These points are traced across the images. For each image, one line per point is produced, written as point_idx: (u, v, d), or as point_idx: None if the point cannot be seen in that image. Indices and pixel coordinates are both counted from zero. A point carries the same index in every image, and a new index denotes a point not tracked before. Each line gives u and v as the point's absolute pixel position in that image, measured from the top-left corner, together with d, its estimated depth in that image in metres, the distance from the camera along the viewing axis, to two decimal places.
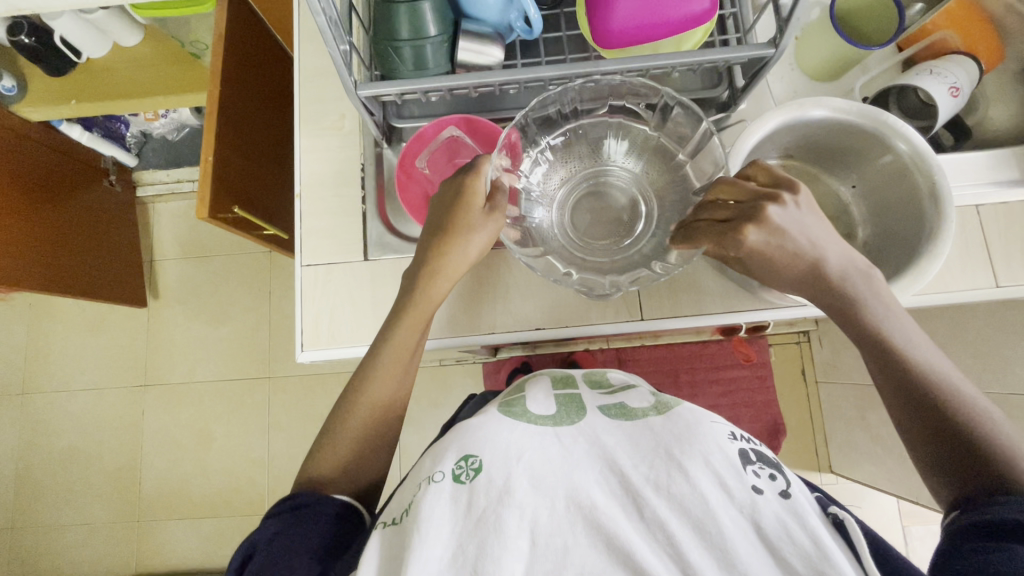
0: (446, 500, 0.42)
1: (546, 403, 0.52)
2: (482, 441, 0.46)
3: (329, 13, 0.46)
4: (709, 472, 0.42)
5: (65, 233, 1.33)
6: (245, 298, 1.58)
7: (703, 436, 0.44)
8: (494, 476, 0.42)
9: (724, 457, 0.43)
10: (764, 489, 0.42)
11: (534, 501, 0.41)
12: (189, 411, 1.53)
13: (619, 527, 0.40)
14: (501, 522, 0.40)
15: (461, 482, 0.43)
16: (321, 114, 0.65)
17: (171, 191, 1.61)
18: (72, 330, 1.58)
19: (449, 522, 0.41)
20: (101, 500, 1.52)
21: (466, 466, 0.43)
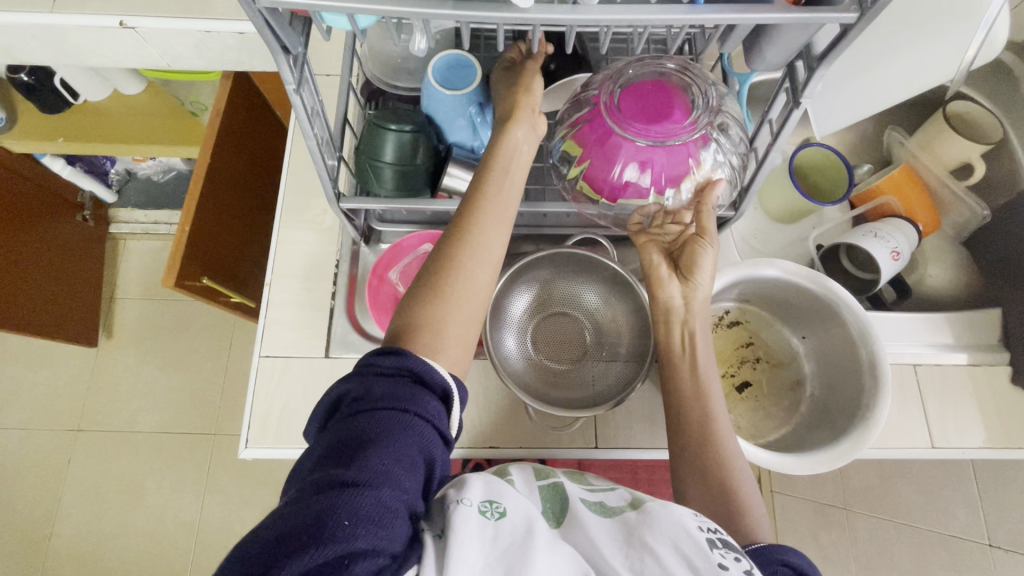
0: (474, 530, 0.36)
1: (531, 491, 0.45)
2: (495, 487, 0.41)
3: (320, 136, 0.48)
4: (677, 556, 0.38)
5: (26, 264, 1.29)
6: (203, 345, 1.53)
7: (665, 513, 0.41)
8: (519, 520, 0.38)
9: (691, 535, 0.39)
10: (729, 567, 0.37)
11: (552, 557, 0.36)
12: (122, 462, 1.43)
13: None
14: (530, 558, 0.35)
15: (487, 517, 0.37)
16: (304, 207, 0.66)
17: (145, 231, 1.59)
18: (11, 362, 1.50)
19: (480, 555, 0.35)
20: (2, 556, 1.37)
21: (492, 506, 0.38)
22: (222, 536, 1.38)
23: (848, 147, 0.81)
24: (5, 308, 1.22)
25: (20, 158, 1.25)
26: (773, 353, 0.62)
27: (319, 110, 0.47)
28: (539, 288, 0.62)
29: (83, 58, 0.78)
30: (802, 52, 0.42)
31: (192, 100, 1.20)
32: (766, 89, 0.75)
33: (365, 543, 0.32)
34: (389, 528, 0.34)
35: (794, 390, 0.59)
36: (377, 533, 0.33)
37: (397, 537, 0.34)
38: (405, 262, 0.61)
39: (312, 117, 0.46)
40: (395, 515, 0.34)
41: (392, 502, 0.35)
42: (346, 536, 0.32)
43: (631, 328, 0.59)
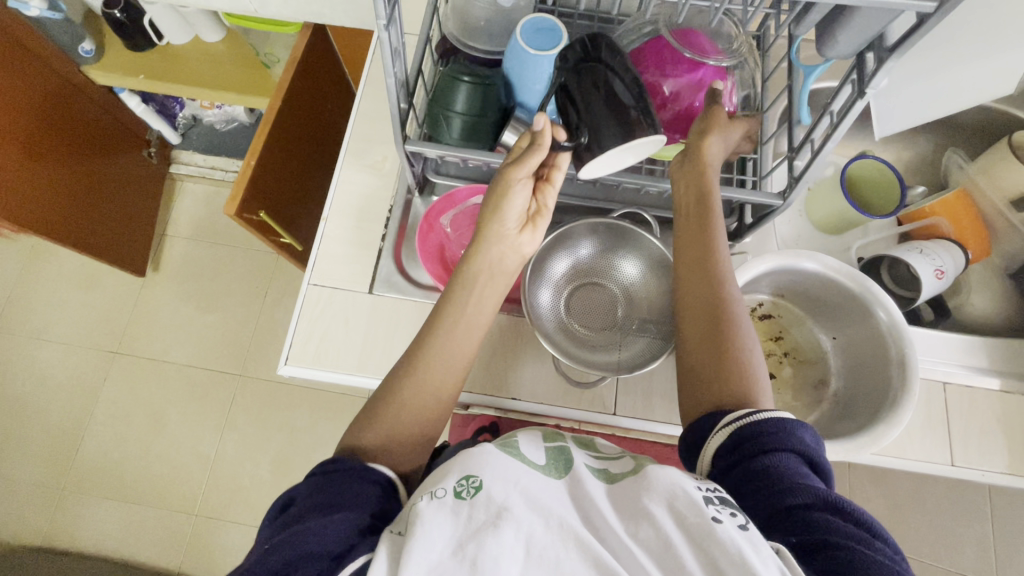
0: (445, 514, 0.37)
1: (535, 451, 0.46)
2: (479, 462, 0.41)
3: (399, 76, 0.51)
4: (669, 512, 0.37)
5: (91, 190, 1.37)
6: (242, 290, 1.60)
7: (658, 477, 0.40)
8: (497, 495, 0.38)
9: (685, 496, 0.39)
10: (721, 520, 0.37)
11: (531, 523, 0.36)
12: (152, 389, 1.51)
13: (595, 541, 0.36)
14: (501, 534, 0.35)
15: (462, 497, 0.38)
16: (367, 153, 0.69)
17: (202, 175, 1.66)
18: (64, 281, 1.59)
19: (448, 532, 0.36)
20: (35, 458, 1.46)
21: (467, 483, 0.39)
22: (235, 472, 1.44)
23: (905, 166, 0.81)
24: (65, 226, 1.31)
25: (100, 89, 1.33)
26: (801, 351, 0.62)
27: (402, 51, 0.50)
28: (580, 255, 0.64)
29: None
30: (874, 43, 0.43)
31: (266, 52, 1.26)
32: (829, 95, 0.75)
33: (302, 549, 0.37)
34: (328, 535, 0.38)
35: (817, 389, 0.60)
36: (314, 540, 0.38)
37: (337, 543, 0.38)
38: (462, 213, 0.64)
39: (395, 56, 0.49)
40: (340, 528, 0.39)
41: (341, 519, 0.39)
42: (289, 544, 0.38)
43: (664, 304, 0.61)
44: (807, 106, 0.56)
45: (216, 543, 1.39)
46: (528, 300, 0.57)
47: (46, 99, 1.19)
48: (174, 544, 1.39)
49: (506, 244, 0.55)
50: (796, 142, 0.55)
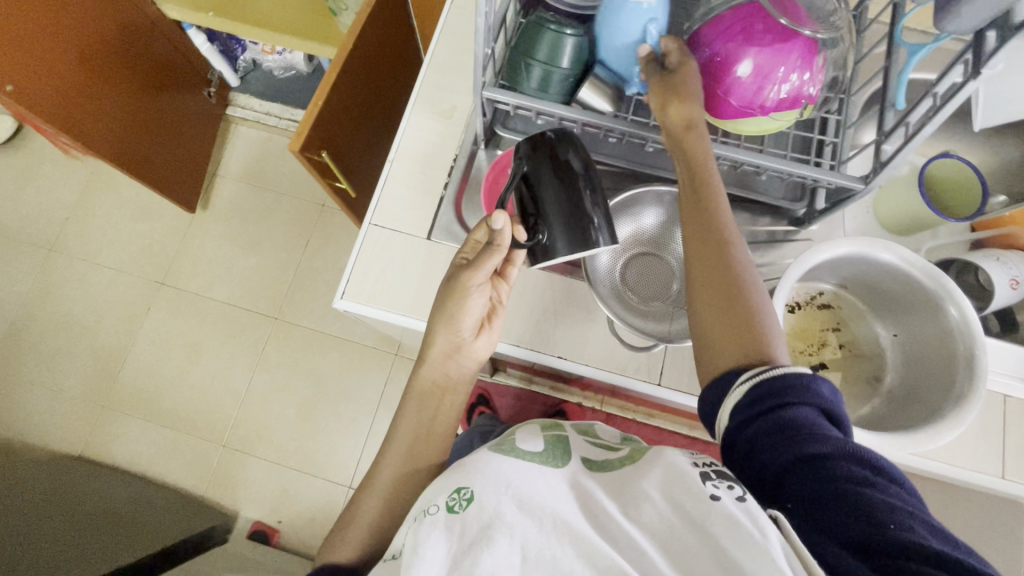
0: (440, 529, 0.41)
1: (534, 441, 0.50)
2: (473, 472, 0.44)
3: (488, 16, 0.50)
4: (665, 496, 0.38)
5: (153, 123, 1.40)
6: (284, 236, 1.63)
7: (654, 459, 0.41)
8: (485, 504, 0.41)
9: (680, 476, 0.39)
10: (721, 496, 0.37)
11: (525, 520, 0.39)
12: (192, 321, 1.56)
13: (587, 533, 0.37)
14: (488, 541, 0.38)
15: (453, 511, 0.42)
16: (436, 101, 0.69)
17: (256, 119, 1.68)
18: (118, 209, 1.65)
19: (443, 547, 0.40)
20: (80, 374, 1.54)
21: (458, 496, 0.43)
22: (264, 410, 1.49)
23: (988, 172, 0.77)
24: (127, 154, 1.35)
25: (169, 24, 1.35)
26: (857, 345, 0.61)
27: None
28: (643, 222, 0.63)
29: None
30: (999, 20, 0.40)
31: None
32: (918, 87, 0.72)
33: None
34: None
35: (871, 384, 0.59)
36: None
37: None
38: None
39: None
40: None
41: None
42: None
43: None
44: (906, 86, 0.52)
45: (240, 475, 1.45)
46: (587, 259, 0.57)
47: (119, 28, 1.21)
48: (202, 470, 1.45)
49: (462, 342, 0.59)
50: (886, 127, 0.53)
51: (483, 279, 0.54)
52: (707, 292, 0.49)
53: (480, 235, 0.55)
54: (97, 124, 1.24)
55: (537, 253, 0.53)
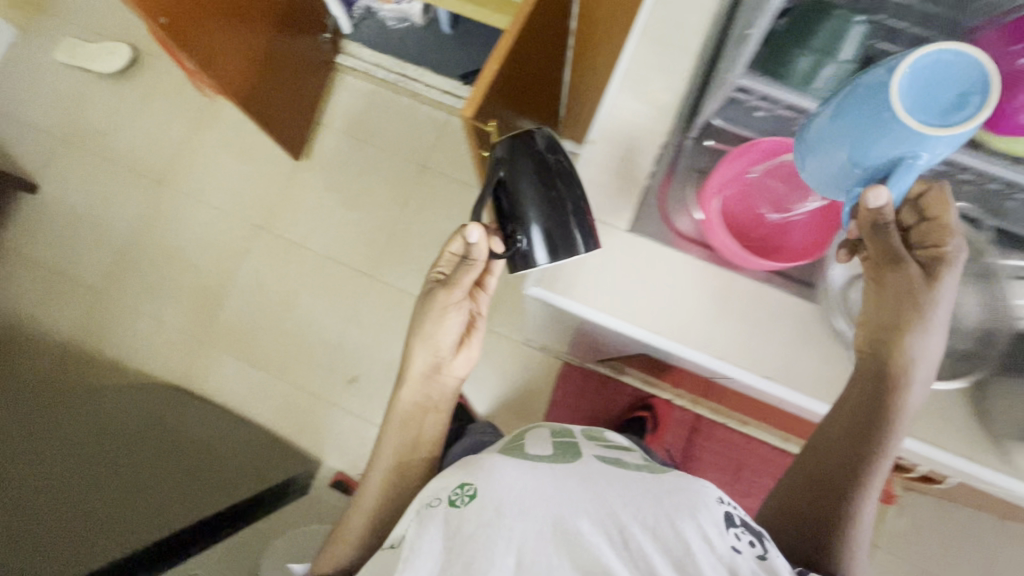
0: (441, 520, 0.52)
1: (543, 447, 0.62)
2: (483, 476, 0.54)
3: None
4: (696, 530, 0.48)
5: (277, 67, 1.38)
6: (384, 194, 1.62)
7: (691, 491, 0.52)
8: (485, 501, 0.51)
9: (710, 516, 0.50)
10: (742, 550, 0.48)
11: (523, 525, 0.48)
12: (289, 269, 1.59)
13: (589, 543, 0.47)
14: (492, 541, 0.47)
15: (456, 505, 0.53)
16: (644, 80, 0.64)
17: (366, 71, 1.64)
18: (224, 150, 1.66)
19: (439, 541, 0.51)
20: (180, 308, 1.58)
21: (462, 493, 0.53)
22: (354, 365, 1.52)
23: None
24: (252, 99, 1.34)
25: None
26: None
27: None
28: None
29: None
30: None
31: None
32: None
33: None
34: None
35: None
36: None
37: None
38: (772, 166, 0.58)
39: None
40: None
41: None
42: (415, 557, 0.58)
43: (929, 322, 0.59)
44: None
45: (324, 424, 1.49)
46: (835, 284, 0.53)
47: None
48: (292, 415, 1.50)
49: (443, 361, 0.78)
50: None
51: (458, 294, 0.73)
52: (818, 463, 0.60)
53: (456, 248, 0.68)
54: (233, 64, 1.22)
55: (517, 260, 0.59)
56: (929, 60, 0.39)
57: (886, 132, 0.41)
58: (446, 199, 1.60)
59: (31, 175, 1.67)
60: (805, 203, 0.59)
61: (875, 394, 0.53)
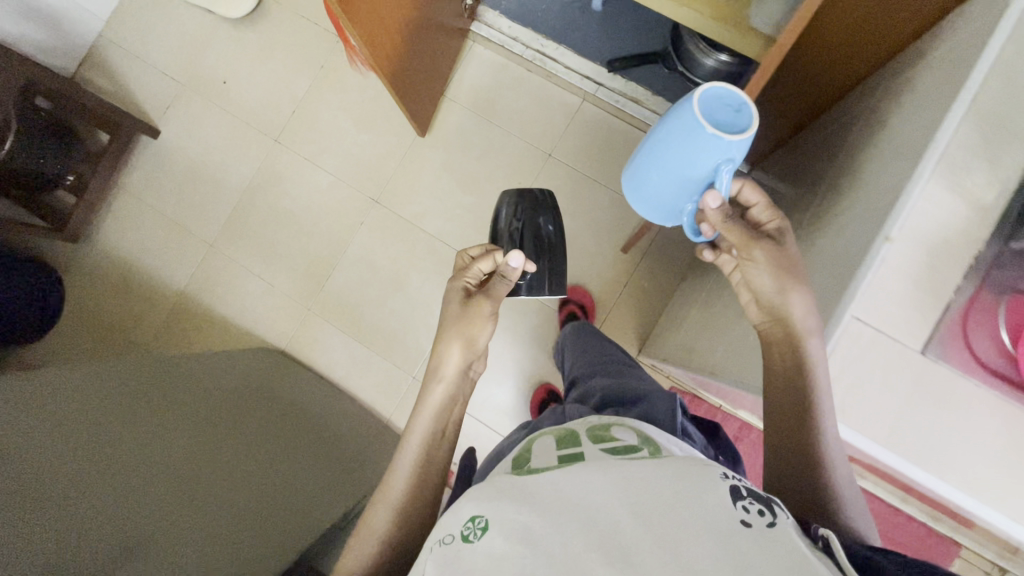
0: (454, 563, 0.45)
1: (546, 459, 0.60)
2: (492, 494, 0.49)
3: None
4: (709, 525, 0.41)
5: (420, 35, 1.28)
6: (504, 181, 1.54)
7: (697, 482, 0.45)
8: (489, 537, 0.45)
9: (716, 494, 0.43)
10: (752, 522, 0.42)
11: (528, 556, 0.42)
12: (400, 248, 1.55)
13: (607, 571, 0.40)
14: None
15: (468, 541, 0.46)
16: (961, 172, 0.57)
17: (501, 42, 1.52)
18: (344, 113, 1.60)
19: None
20: (289, 272, 1.57)
21: (473, 526, 0.47)
22: None
23: None
24: (395, 66, 1.22)
25: None
26: None
27: None
28: None
29: None
30: None
31: None
32: None
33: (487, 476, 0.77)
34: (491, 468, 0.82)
35: None
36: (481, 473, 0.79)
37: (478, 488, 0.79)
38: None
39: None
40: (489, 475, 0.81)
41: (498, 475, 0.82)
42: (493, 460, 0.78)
43: None
44: None
45: None
46: None
47: None
48: (392, 395, 1.50)
49: (474, 342, 0.72)
50: None
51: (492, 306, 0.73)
52: (785, 416, 0.62)
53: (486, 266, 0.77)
54: (388, 35, 1.13)
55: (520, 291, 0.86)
56: (707, 93, 0.59)
57: (691, 137, 0.59)
58: (569, 194, 1.51)
59: (151, 118, 1.66)
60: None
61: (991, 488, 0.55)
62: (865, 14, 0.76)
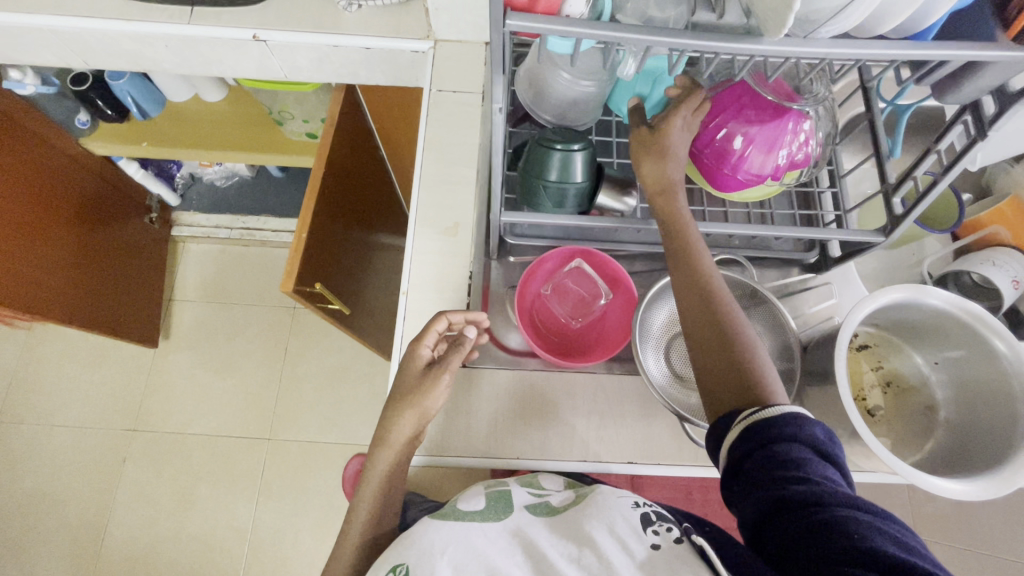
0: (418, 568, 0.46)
1: (475, 500, 0.52)
2: (601, 512, 0.46)
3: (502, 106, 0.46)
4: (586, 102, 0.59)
5: (95, 261, 1.32)
6: (261, 351, 1.54)
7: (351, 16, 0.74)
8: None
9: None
10: None
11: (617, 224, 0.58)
12: (176, 464, 1.43)
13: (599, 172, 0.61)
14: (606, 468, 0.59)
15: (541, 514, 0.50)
16: (438, 218, 0.68)
17: (205, 235, 1.62)
18: (68, 361, 1.51)
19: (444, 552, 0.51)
20: (58, 557, 1.36)
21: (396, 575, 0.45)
22: (275, 537, 1.37)
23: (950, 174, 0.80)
24: (56, 297, 1.20)
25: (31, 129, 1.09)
26: (903, 378, 0.62)
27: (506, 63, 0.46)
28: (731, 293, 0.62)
29: (189, 51, 0.78)
30: (972, 106, 0.45)
31: (279, 109, 1.12)
32: (921, 120, 0.70)
33: None
34: None
35: (927, 415, 0.59)
36: None
37: None
38: (735, 117, 0.55)
39: (495, 171, 0.51)
40: None
41: None
42: None
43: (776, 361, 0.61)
44: (901, 138, 0.55)
45: None
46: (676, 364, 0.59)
47: None
48: None
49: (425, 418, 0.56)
50: (891, 180, 0.55)
51: (118, 107, 1.16)
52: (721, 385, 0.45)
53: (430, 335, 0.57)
54: (39, 276, 1.15)
55: (142, 109, 1.16)
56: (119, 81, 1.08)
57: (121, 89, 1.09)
58: (327, 330, 1.56)
59: None
60: (773, 158, 0.56)
61: (582, 450, 0.59)
62: (358, 134, 0.96)
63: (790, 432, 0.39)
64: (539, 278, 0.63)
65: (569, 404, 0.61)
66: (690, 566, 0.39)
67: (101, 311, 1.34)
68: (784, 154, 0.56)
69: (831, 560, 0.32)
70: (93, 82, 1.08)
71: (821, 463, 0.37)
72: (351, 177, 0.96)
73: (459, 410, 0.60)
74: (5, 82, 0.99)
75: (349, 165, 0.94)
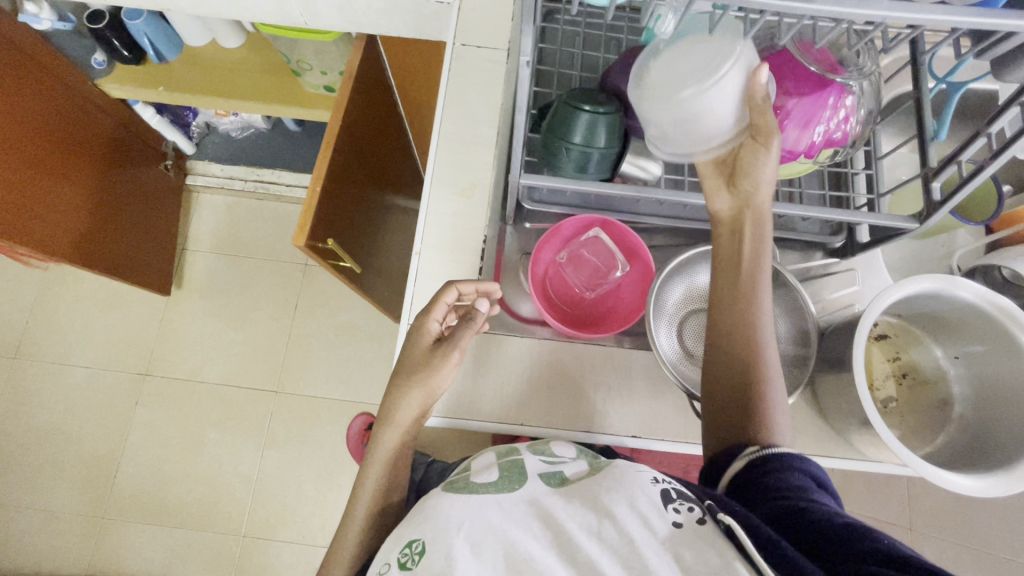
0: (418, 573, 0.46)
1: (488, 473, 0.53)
2: (618, 485, 0.45)
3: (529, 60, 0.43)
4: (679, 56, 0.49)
5: (110, 205, 1.32)
6: (271, 305, 1.56)
7: None
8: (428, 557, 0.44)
9: None
10: None
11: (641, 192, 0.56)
12: (186, 409, 1.47)
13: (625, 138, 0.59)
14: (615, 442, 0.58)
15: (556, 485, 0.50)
16: (454, 178, 0.66)
17: (219, 185, 1.61)
18: (83, 303, 1.54)
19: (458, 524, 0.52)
20: (72, 489, 1.41)
21: (410, 552, 0.46)
22: (279, 484, 1.41)
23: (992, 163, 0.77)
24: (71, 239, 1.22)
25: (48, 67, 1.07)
26: (920, 371, 0.60)
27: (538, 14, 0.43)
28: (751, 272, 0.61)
29: None
30: None
31: (297, 59, 1.09)
32: (968, 104, 0.66)
33: None
34: None
35: (940, 410, 0.58)
36: None
37: None
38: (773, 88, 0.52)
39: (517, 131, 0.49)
40: None
41: None
42: None
43: (792, 345, 0.60)
44: (949, 120, 0.51)
45: (263, 563, 1.36)
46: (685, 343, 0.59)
47: None
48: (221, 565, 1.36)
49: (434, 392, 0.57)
50: (932, 164, 0.52)
51: (135, 49, 1.13)
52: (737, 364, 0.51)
53: (441, 308, 0.57)
54: (55, 217, 1.16)
55: (159, 51, 1.13)
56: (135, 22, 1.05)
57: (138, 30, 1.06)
58: (337, 288, 1.57)
59: None
60: (808, 134, 0.53)
61: (590, 422, 0.59)
62: (376, 88, 0.93)
63: (792, 467, 0.44)
64: (553, 246, 0.62)
65: (578, 375, 0.60)
66: (715, 547, 0.38)
67: (115, 256, 1.35)
68: (822, 131, 0.53)
69: (857, 554, 0.35)
70: (110, 20, 1.05)
71: (821, 492, 0.43)
72: (368, 132, 0.94)
73: (471, 374, 0.60)
74: (21, 16, 0.96)
75: (366, 120, 0.92)
